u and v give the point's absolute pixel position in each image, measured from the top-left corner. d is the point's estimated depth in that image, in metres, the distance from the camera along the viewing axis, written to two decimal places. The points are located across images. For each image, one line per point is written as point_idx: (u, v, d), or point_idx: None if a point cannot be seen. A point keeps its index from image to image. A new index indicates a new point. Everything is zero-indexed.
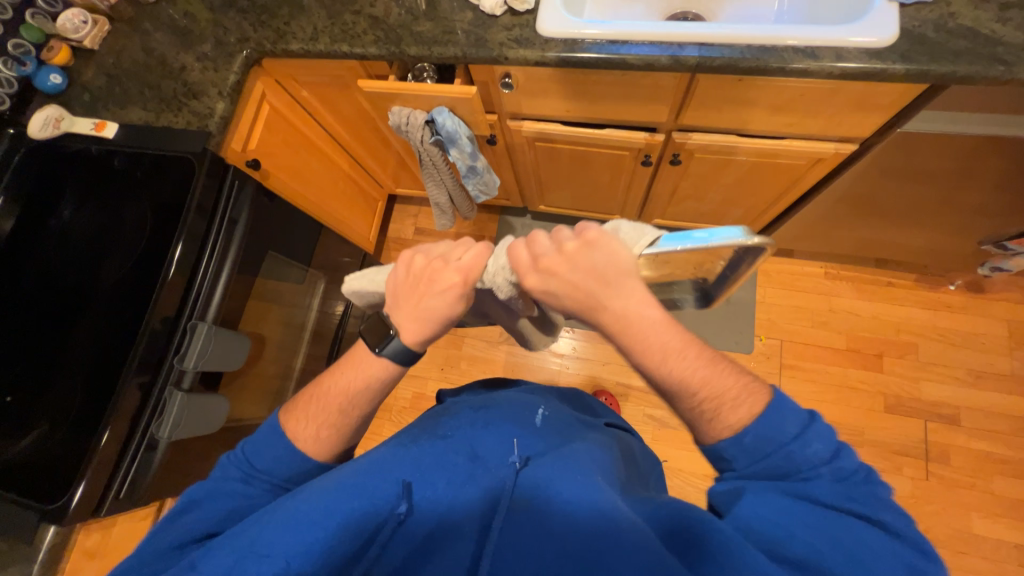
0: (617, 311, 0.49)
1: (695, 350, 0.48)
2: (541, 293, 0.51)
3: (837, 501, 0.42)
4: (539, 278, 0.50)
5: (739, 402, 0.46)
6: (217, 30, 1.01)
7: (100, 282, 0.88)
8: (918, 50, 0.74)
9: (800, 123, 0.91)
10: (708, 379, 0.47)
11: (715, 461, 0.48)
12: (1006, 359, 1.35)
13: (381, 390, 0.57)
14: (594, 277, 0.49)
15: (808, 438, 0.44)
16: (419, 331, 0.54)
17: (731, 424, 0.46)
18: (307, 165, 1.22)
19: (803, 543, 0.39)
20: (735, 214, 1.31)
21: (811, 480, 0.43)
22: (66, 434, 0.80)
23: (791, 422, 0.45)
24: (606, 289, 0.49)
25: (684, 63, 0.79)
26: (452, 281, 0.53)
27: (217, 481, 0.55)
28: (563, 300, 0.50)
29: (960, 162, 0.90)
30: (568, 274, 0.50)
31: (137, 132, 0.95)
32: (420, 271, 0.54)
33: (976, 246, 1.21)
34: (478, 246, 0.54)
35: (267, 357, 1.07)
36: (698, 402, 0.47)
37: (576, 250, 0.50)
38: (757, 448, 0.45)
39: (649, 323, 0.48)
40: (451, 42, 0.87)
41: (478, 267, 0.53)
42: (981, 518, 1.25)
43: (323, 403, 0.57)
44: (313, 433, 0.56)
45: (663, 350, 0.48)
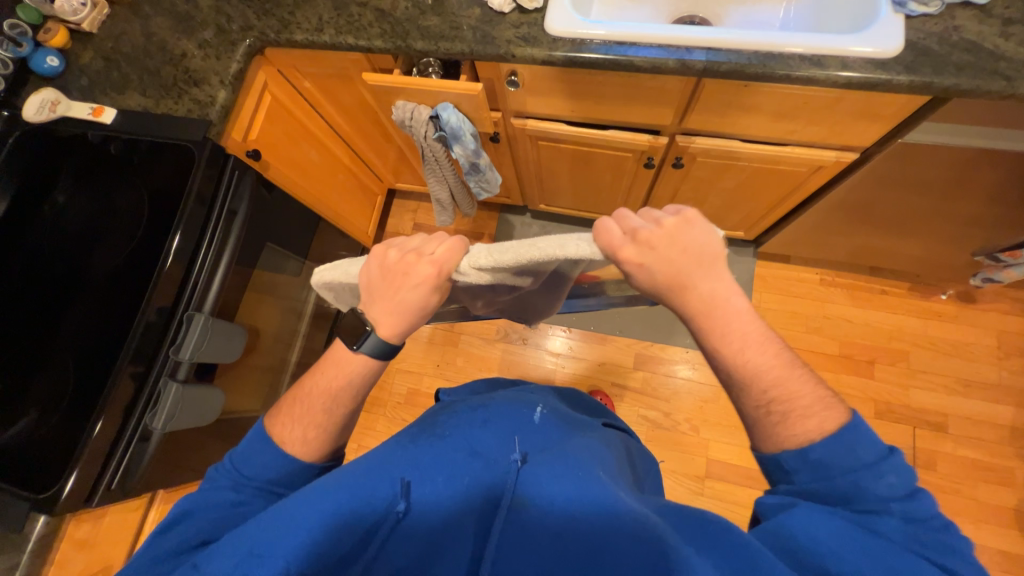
0: (707, 293, 0.48)
1: (773, 348, 0.49)
2: (635, 266, 0.47)
3: (901, 541, 0.41)
4: (639, 251, 0.47)
5: (811, 412, 0.47)
6: (220, 17, 0.99)
7: (94, 270, 0.86)
8: (922, 62, 0.75)
9: (802, 130, 0.92)
10: (783, 378, 0.48)
11: (769, 469, 0.49)
12: (994, 369, 1.37)
13: (364, 385, 0.57)
14: (692, 258, 0.48)
15: (882, 470, 0.44)
16: (397, 326, 0.53)
17: (801, 431, 0.46)
18: (307, 157, 1.21)
19: (847, 563, 0.39)
20: (734, 218, 1.33)
21: (877, 514, 0.42)
22: (56, 423, 0.79)
23: (865, 450, 0.44)
24: (700, 271, 0.48)
25: (691, 67, 0.79)
26: (426, 275, 0.51)
27: (207, 492, 0.54)
28: (656, 279, 0.48)
29: (959, 174, 0.92)
30: (669, 251, 0.48)
31: (134, 119, 0.93)
32: (394, 266, 0.52)
33: (969, 257, 1.22)
34: (450, 239, 0.51)
35: (262, 350, 1.07)
36: (768, 400, 0.48)
37: (676, 228, 0.48)
38: (824, 467, 0.45)
39: (734, 312, 0.49)
40: (458, 38, 0.86)
41: (451, 261, 0.51)
42: (965, 524, 1.27)
43: (308, 405, 0.57)
44: (300, 435, 0.57)
45: (744, 341, 0.48)
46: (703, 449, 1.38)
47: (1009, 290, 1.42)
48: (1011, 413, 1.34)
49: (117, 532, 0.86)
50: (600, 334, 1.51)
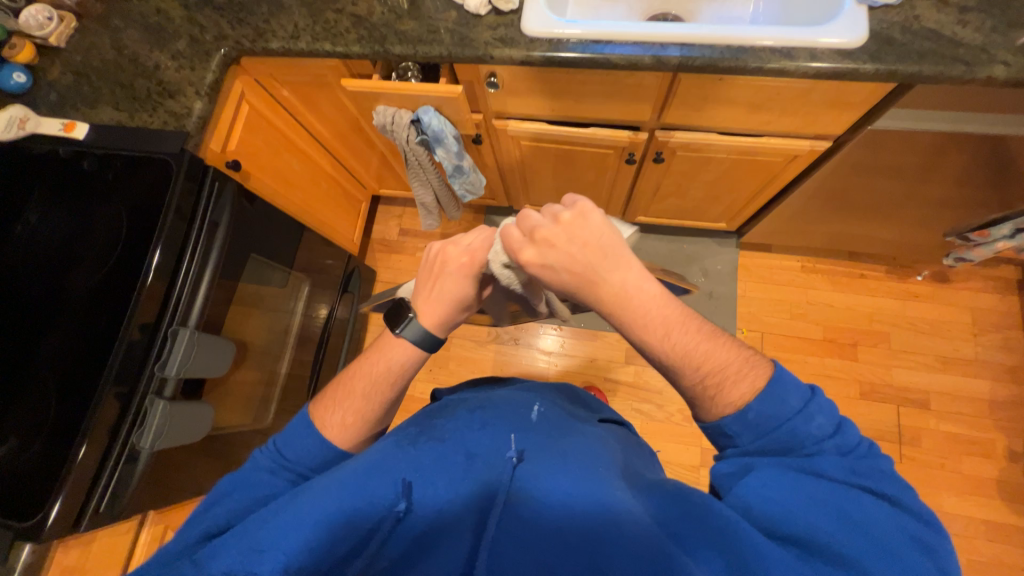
0: (615, 284, 0.50)
1: (695, 323, 0.51)
2: (541, 269, 0.51)
3: (847, 476, 0.43)
4: (538, 250, 0.51)
5: (738, 377, 0.48)
6: (192, 27, 0.98)
7: (72, 289, 0.84)
8: (886, 51, 0.78)
9: (777, 121, 0.94)
10: (707, 351, 0.49)
11: (715, 438, 0.50)
12: (971, 345, 1.42)
13: (407, 375, 0.60)
14: (593, 250, 0.50)
15: (811, 412, 0.46)
16: (438, 309, 0.58)
17: (732, 399, 0.48)
18: (289, 166, 1.20)
19: (802, 519, 0.41)
20: (716, 210, 1.36)
21: (817, 455, 0.45)
22: (39, 448, 0.77)
23: (795, 397, 0.46)
24: (605, 263, 0.50)
25: (666, 62, 0.81)
26: (461, 262, 0.58)
27: (246, 471, 0.56)
28: (562, 275, 0.51)
29: (926, 158, 0.95)
30: (569, 246, 0.50)
31: (109, 134, 0.92)
32: (437, 259, 0.59)
33: (941, 237, 1.26)
34: (483, 233, 0.59)
35: (249, 364, 1.05)
36: (700, 374, 0.49)
37: (572, 224, 0.51)
38: (761, 423, 0.46)
39: (648, 295, 0.50)
40: (436, 41, 0.87)
41: (483, 251, 0.58)
42: (951, 497, 1.31)
43: (350, 389, 0.59)
44: (339, 420, 0.58)
45: (664, 322, 0.49)
46: (697, 439, 1.39)
47: (981, 268, 1.47)
48: (989, 387, 1.38)
49: (109, 558, 0.84)
50: (592, 331, 1.52)
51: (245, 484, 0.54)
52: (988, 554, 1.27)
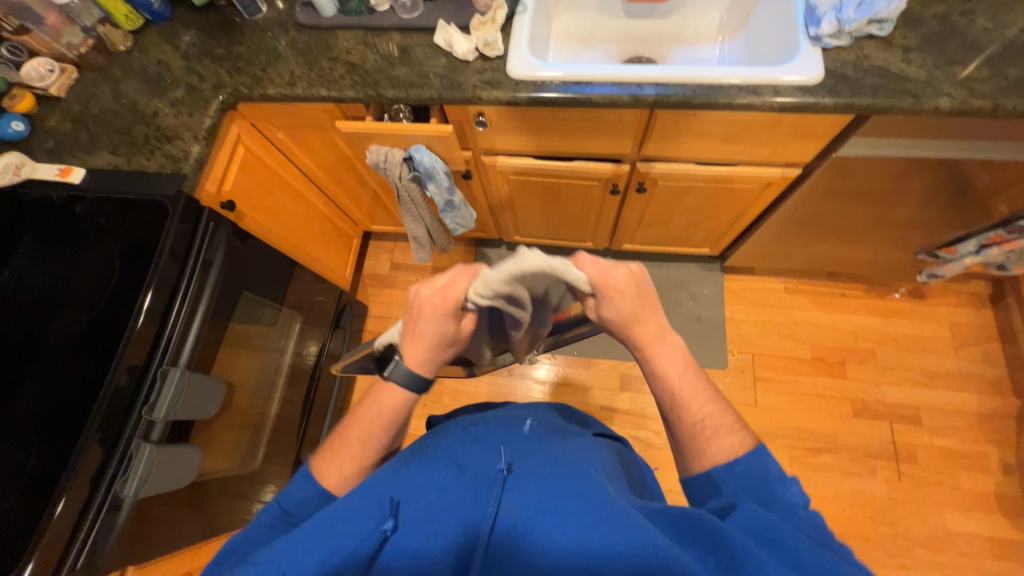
0: (658, 326, 0.59)
1: (704, 378, 0.60)
2: (614, 290, 0.55)
3: (817, 533, 0.45)
4: (616, 276, 0.56)
5: (734, 428, 0.56)
6: (192, 76, 1.02)
7: (59, 333, 0.83)
8: (842, 86, 0.84)
9: (749, 151, 1.00)
10: (712, 402, 0.58)
11: (699, 492, 0.54)
12: (953, 359, 1.45)
13: (402, 418, 0.61)
14: (648, 296, 0.58)
15: (788, 483, 0.51)
16: (420, 351, 0.58)
17: (730, 446, 0.55)
18: (283, 206, 1.22)
19: (786, 539, 0.43)
20: (698, 235, 1.41)
21: (790, 514, 0.48)
22: (14, 504, 0.73)
23: (773, 466, 0.52)
24: (655, 309, 0.58)
25: (643, 100, 0.87)
26: (435, 304, 0.56)
27: (251, 530, 0.54)
28: (622, 305, 0.56)
29: (889, 182, 1.02)
30: (636, 285, 0.57)
31: (105, 178, 0.93)
32: (416, 303, 0.57)
33: (912, 256, 1.32)
34: (456, 269, 0.57)
35: (238, 406, 1.03)
36: (704, 415, 0.57)
37: (642, 269, 0.59)
38: (745, 477, 0.51)
39: (676, 343, 0.59)
40: (426, 85, 0.92)
41: (459, 291, 0.55)
42: (953, 514, 1.30)
43: (346, 439, 0.60)
44: (338, 470, 0.59)
45: (682, 365, 0.59)
46: None
47: (954, 284, 1.53)
48: (975, 399, 1.41)
49: None
50: (585, 358, 1.52)
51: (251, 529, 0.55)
52: (996, 573, 1.25)
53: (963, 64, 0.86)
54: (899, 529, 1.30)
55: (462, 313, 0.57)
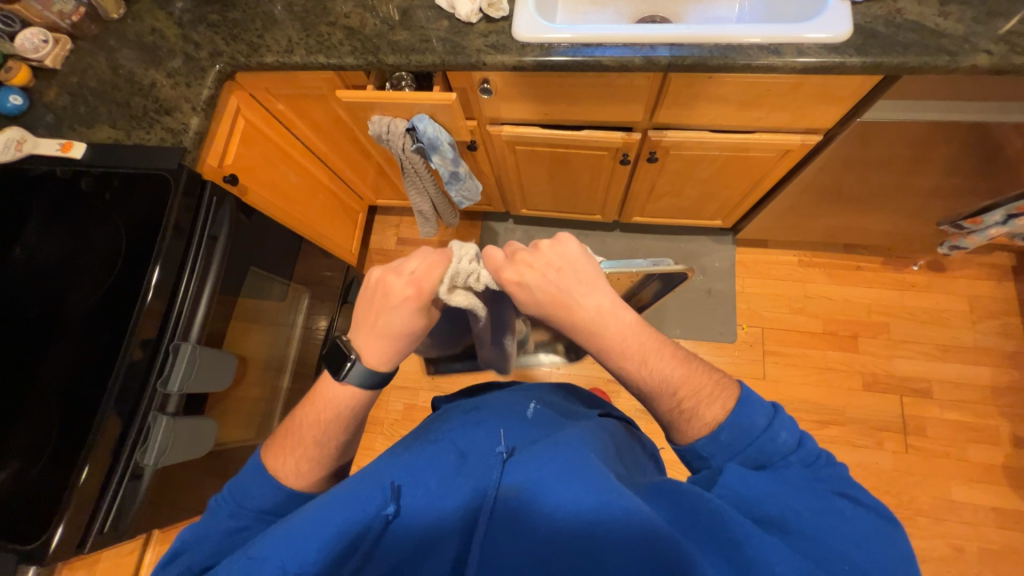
0: (592, 309, 0.54)
1: (668, 349, 0.55)
2: (517, 285, 0.56)
3: (811, 484, 0.46)
4: (516, 269, 0.56)
5: (711, 397, 0.52)
6: (187, 45, 0.99)
7: (71, 309, 0.84)
8: (871, 44, 0.79)
9: (767, 117, 0.96)
10: (682, 376, 0.53)
11: (690, 460, 0.53)
12: (970, 333, 1.43)
13: (360, 412, 0.57)
14: (569, 276, 0.55)
15: (774, 428, 0.50)
16: (383, 347, 0.55)
17: (707, 419, 0.51)
18: (285, 178, 1.20)
19: (778, 504, 0.44)
20: (711, 207, 1.38)
21: (784, 468, 0.48)
22: (41, 471, 0.76)
23: (760, 415, 0.50)
24: (580, 289, 0.55)
25: (656, 63, 0.82)
26: (404, 294, 0.54)
27: (208, 523, 0.54)
28: (541, 295, 0.55)
29: (915, 149, 0.97)
30: (546, 270, 0.56)
31: (106, 153, 0.92)
32: (379, 292, 0.55)
33: (934, 226, 1.27)
34: (428, 256, 0.55)
35: (250, 380, 1.05)
36: (676, 398, 0.53)
37: (553, 250, 0.56)
38: (732, 443, 0.50)
39: (622, 321, 0.54)
40: (428, 50, 0.88)
41: (430, 283, 0.54)
42: (959, 485, 1.31)
43: (299, 435, 0.57)
44: (293, 467, 0.56)
45: (637, 345, 0.54)
46: None
47: (976, 256, 1.48)
48: (990, 373, 1.39)
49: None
50: None
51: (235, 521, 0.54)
52: (998, 542, 1.26)
53: (1005, 17, 0.79)
54: (903, 499, 1.31)
55: (431, 307, 0.56)
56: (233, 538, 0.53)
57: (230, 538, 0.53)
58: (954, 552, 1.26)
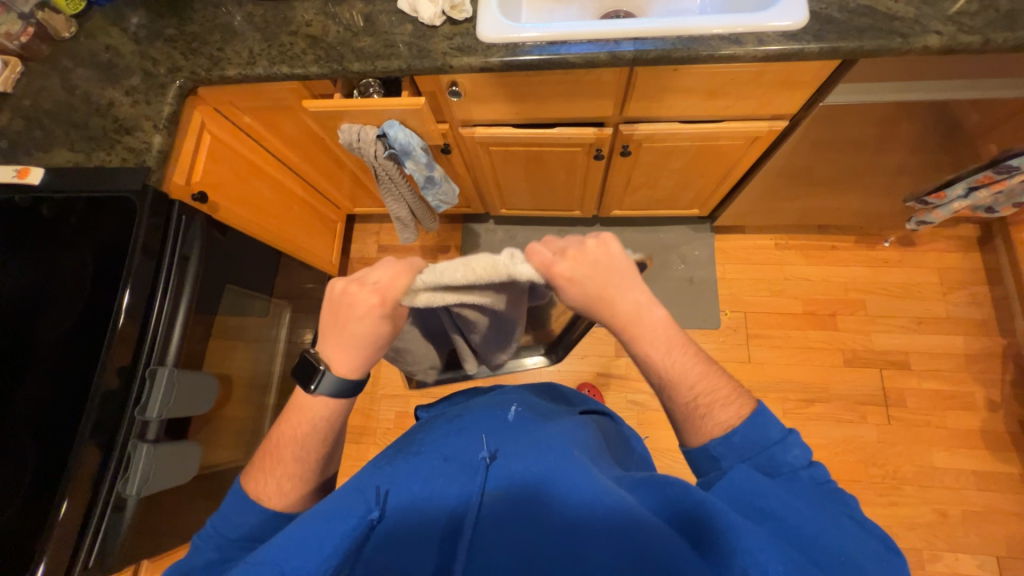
0: (631, 304, 0.54)
1: (694, 350, 0.55)
2: (564, 279, 0.52)
3: (812, 495, 0.45)
4: (566, 265, 0.52)
5: (731, 399, 0.52)
6: (145, 61, 0.96)
7: (40, 341, 0.81)
8: (828, 30, 0.81)
9: (734, 106, 0.97)
10: (705, 376, 0.53)
11: (697, 462, 0.53)
12: (942, 304, 1.47)
13: (339, 423, 0.57)
14: (612, 274, 0.54)
15: (788, 444, 0.49)
16: (353, 357, 0.54)
17: (723, 422, 0.51)
18: (258, 193, 1.18)
19: (771, 500, 0.44)
20: (688, 196, 1.39)
21: (791, 479, 0.47)
22: (19, 509, 0.74)
23: (774, 428, 0.50)
24: (623, 285, 0.54)
25: (621, 57, 0.82)
26: (369, 305, 0.51)
27: (191, 561, 0.53)
28: (585, 291, 0.53)
29: (879, 129, 0.99)
30: (593, 266, 0.53)
31: (65, 177, 0.88)
32: (343, 303, 0.53)
33: (902, 203, 1.31)
34: (390, 263, 0.51)
35: (235, 399, 1.05)
36: (697, 396, 0.53)
37: (600, 246, 0.54)
38: (744, 447, 0.49)
39: (658, 318, 0.54)
40: (393, 55, 0.87)
41: (396, 292, 0.51)
42: (941, 452, 1.35)
43: (277, 456, 0.55)
44: (275, 487, 0.55)
45: (668, 342, 0.54)
46: None
47: (943, 229, 1.53)
48: (963, 342, 1.44)
49: None
50: None
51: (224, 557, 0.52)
52: (981, 504, 1.30)
53: None
54: (889, 469, 1.35)
55: (399, 313, 0.53)
56: (219, 569, 0.52)
57: (214, 568, 0.52)
58: (940, 517, 1.30)
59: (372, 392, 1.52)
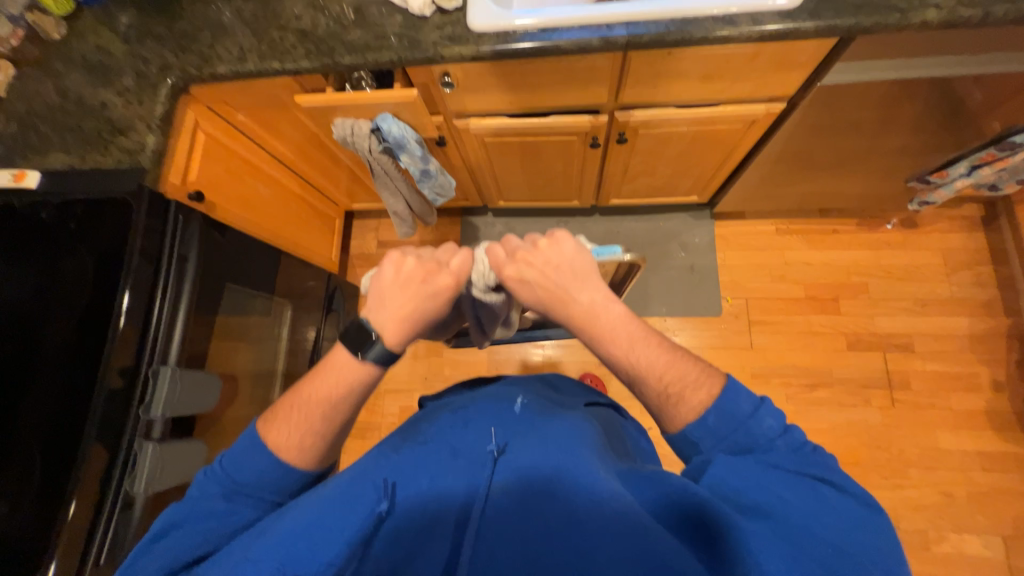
0: (586, 301, 0.55)
1: (657, 339, 0.53)
2: (516, 282, 0.57)
3: (798, 471, 0.44)
4: (516, 268, 0.57)
5: (698, 382, 0.51)
6: (137, 61, 0.96)
7: (43, 343, 0.82)
8: (824, 8, 0.79)
9: (730, 89, 0.96)
10: (669, 363, 0.52)
11: (682, 449, 0.51)
12: (946, 285, 1.46)
13: (367, 389, 0.56)
14: (564, 271, 0.56)
15: (761, 416, 0.48)
16: (407, 330, 0.56)
17: (692, 407, 0.50)
18: (254, 191, 1.18)
19: (763, 488, 0.43)
20: (686, 183, 1.38)
21: (770, 452, 0.46)
22: (28, 510, 0.75)
23: (745, 400, 0.48)
24: (575, 282, 0.56)
25: (614, 42, 0.81)
26: (444, 282, 0.57)
27: (197, 503, 0.53)
28: (537, 291, 0.56)
29: (879, 110, 0.98)
30: (543, 265, 0.57)
31: (61, 180, 0.89)
32: (411, 273, 0.57)
33: (903, 184, 1.30)
34: (465, 252, 0.59)
35: (241, 397, 1.06)
36: (664, 384, 0.51)
37: (551, 246, 0.58)
38: (720, 427, 0.48)
39: (614, 311, 0.54)
40: (384, 47, 0.86)
41: (466, 269, 0.59)
42: (945, 434, 1.35)
43: (305, 411, 0.54)
44: (298, 442, 0.54)
45: (627, 334, 0.53)
46: None
47: (946, 210, 1.51)
48: (967, 323, 1.42)
49: None
50: None
51: (236, 510, 0.53)
52: (987, 484, 1.30)
53: None
54: (893, 452, 1.35)
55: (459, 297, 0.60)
56: (227, 516, 0.52)
57: (223, 516, 0.52)
58: (945, 498, 1.30)
59: (375, 387, 1.53)
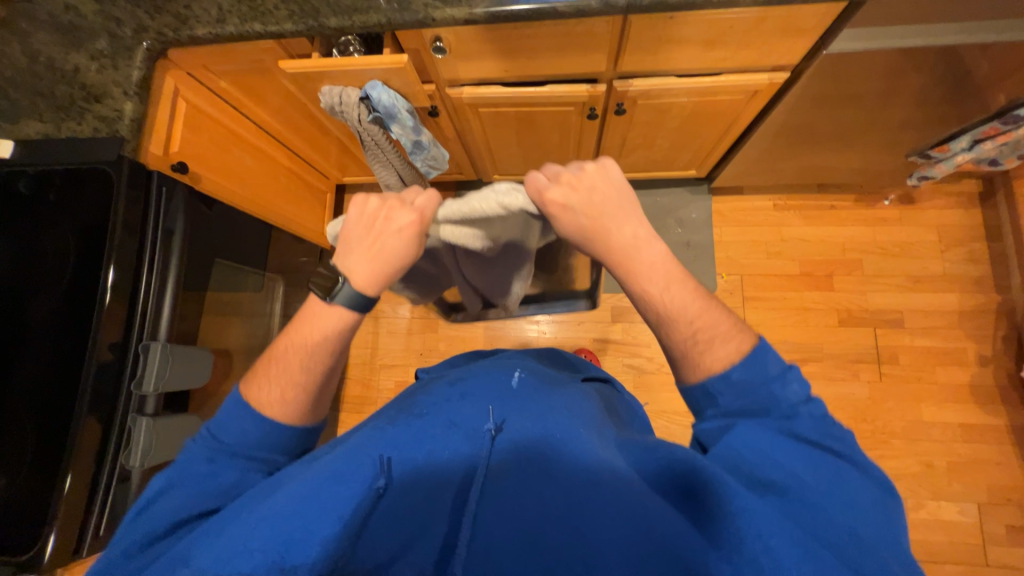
0: (627, 236, 0.54)
1: (691, 285, 0.54)
2: (559, 207, 0.54)
3: (819, 452, 0.45)
4: (560, 191, 0.54)
5: (728, 335, 0.51)
6: (108, 21, 0.90)
7: (29, 318, 0.81)
8: None
9: (734, 56, 0.92)
10: (701, 312, 0.52)
11: (695, 401, 0.52)
12: (939, 261, 1.46)
13: (344, 339, 0.57)
14: (609, 203, 0.54)
15: (787, 380, 0.49)
16: (374, 272, 0.55)
17: (719, 357, 0.50)
18: (240, 162, 1.14)
19: (782, 467, 0.43)
20: (685, 156, 1.35)
21: (792, 417, 0.47)
22: (25, 481, 0.75)
23: (772, 361, 0.49)
24: (619, 215, 0.54)
25: (615, 4, 0.77)
26: (406, 221, 0.54)
27: (185, 466, 0.53)
28: (578, 218, 0.54)
29: (886, 81, 0.95)
30: (589, 193, 0.54)
31: (36, 149, 0.85)
32: (373, 212, 0.55)
33: (904, 158, 1.28)
34: (431, 191, 0.56)
35: (235, 371, 1.09)
36: (694, 330, 0.52)
37: (598, 173, 0.55)
38: (743, 384, 0.49)
39: (654, 250, 0.54)
40: (372, 8, 0.81)
41: (432, 208, 0.55)
42: (929, 407, 1.38)
43: (283, 364, 0.56)
44: (278, 395, 0.55)
45: (665, 276, 0.53)
46: None
47: (946, 185, 1.50)
48: (958, 299, 1.44)
49: None
50: None
51: (223, 472, 0.53)
52: (967, 454, 1.35)
53: None
54: (877, 424, 1.39)
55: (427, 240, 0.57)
56: (214, 478, 0.52)
57: (210, 478, 0.52)
58: (925, 468, 1.35)
59: (370, 361, 1.54)
